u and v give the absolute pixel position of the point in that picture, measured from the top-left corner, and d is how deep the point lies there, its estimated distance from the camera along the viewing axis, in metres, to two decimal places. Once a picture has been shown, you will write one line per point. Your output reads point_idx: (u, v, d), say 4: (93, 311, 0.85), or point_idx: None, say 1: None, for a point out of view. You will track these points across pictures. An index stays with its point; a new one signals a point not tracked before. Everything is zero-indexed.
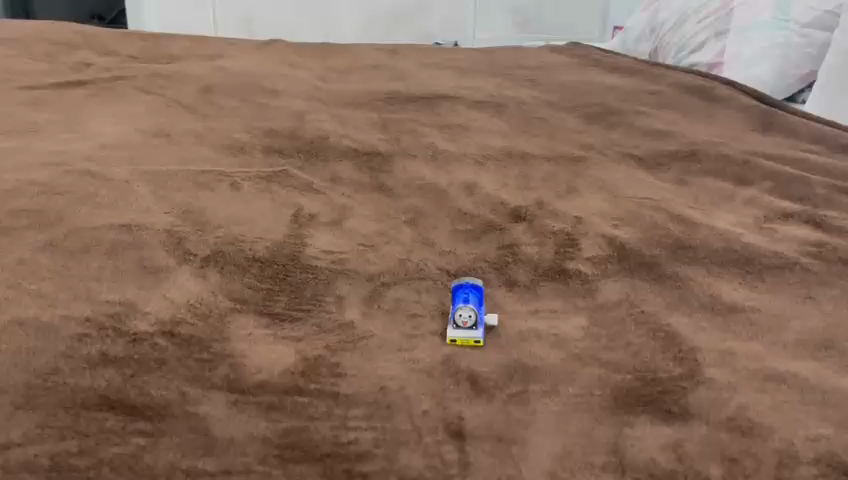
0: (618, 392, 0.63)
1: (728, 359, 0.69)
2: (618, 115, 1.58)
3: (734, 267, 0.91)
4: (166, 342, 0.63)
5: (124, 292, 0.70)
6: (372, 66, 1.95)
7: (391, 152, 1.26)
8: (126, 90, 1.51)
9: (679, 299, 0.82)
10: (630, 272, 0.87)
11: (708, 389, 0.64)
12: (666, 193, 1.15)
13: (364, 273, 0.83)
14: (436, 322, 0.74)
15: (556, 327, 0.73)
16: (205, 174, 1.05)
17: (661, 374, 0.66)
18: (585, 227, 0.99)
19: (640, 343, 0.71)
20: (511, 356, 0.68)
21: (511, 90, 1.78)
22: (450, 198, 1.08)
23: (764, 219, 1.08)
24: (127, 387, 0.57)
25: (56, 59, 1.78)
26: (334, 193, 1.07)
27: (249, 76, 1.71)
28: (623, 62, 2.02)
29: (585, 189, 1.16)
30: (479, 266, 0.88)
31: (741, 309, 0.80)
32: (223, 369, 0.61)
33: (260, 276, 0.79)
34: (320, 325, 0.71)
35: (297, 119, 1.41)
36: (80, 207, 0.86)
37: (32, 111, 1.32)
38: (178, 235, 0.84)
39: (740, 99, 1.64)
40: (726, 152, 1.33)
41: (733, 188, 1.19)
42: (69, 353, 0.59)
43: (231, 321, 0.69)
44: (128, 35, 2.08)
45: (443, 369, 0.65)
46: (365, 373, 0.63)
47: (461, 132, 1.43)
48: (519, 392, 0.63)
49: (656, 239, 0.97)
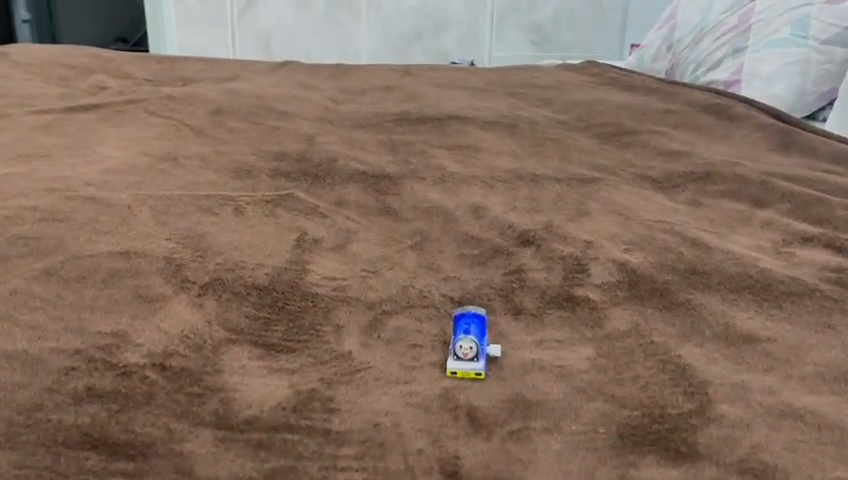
0: (623, 429, 0.60)
1: (742, 394, 0.65)
2: (631, 135, 1.55)
3: (750, 293, 0.88)
4: (155, 375, 0.62)
5: (116, 323, 0.69)
6: (385, 87, 1.94)
7: (399, 175, 1.25)
8: (137, 114, 1.51)
9: (691, 328, 0.78)
10: (640, 299, 0.84)
11: (719, 426, 0.61)
12: (680, 216, 1.12)
13: (366, 301, 0.81)
14: (437, 352, 0.71)
15: (561, 358, 0.71)
16: (208, 198, 1.04)
17: (670, 410, 0.63)
18: (595, 252, 0.97)
19: (648, 375, 0.68)
20: (513, 389, 0.65)
21: (523, 110, 1.76)
22: (457, 222, 1.06)
23: (782, 242, 1.04)
24: (112, 424, 0.56)
25: (71, 83, 1.79)
26: (339, 217, 1.05)
27: (260, 98, 1.71)
28: (639, 81, 2.00)
29: (597, 212, 1.13)
30: (484, 293, 0.85)
31: (756, 339, 0.76)
32: (212, 404, 0.59)
33: (258, 304, 0.77)
34: (317, 355, 0.69)
35: (305, 141, 1.40)
36: (80, 234, 0.86)
37: (41, 135, 1.32)
38: (177, 262, 0.82)
39: (758, 118, 1.61)
40: (742, 172, 1.29)
41: (750, 210, 1.16)
42: (55, 388, 0.58)
43: (224, 353, 0.67)
44: (143, 58, 2.09)
45: (440, 403, 0.63)
46: (359, 408, 0.61)
47: (471, 154, 1.41)
48: (519, 429, 0.60)
49: (668, 264, 0.94)
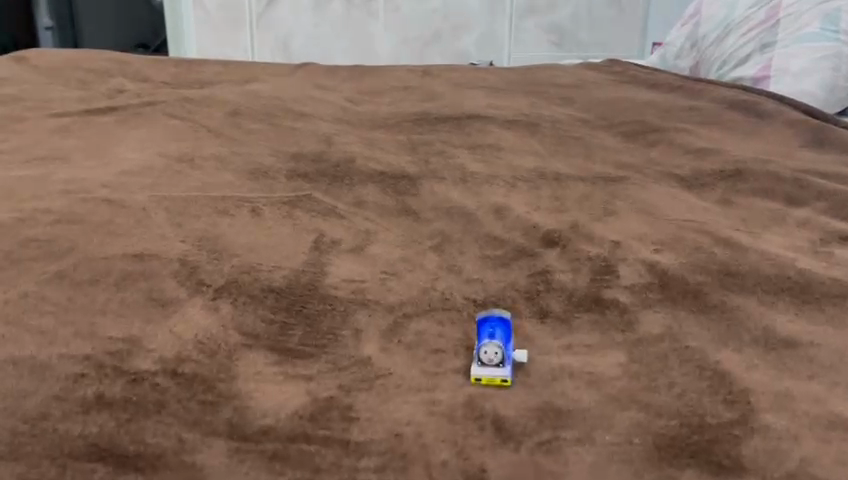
0: (660, 440, 0.57)
1: (785, 402, 0.62)
2: (657, 133, 1.51)
3: (788, 295, 0.84)
4: (167, 382, 0.59)
5: (128, 328, 0.66)
6: (404, 87, 1.92)
7: (419, 175, 1.22)
8: (154, 115, 1.50)
9: (727, 332, 0.75)
10: (673, 301, 0.81)
11: (764, 438, 0.57)
12: (711, 216, 1.08)
13: (386, 304, 0.78)
14: (460, 358, 0.68)
15: (591, 364, 0.67)
16: (225, 200, 1.02)
17: (709, 420, 0.59)
18: (623, 252, 0.93)
19: (685, 382, 0.64)
20: (541, 397, 0.62)
21: (545, 109, 1.72)
22: (478, 222, 1.03)
23: (819, 242, 1.00)
24: (121, 434, 0.54)
25: (90, 86, 1.79)
26: (357, 218, 1.03)
27: (278, 100, 1.69)
28: (663, 78, 1.95)
29: (623, 211, 1.09)
30: (509, 295, 0.82)
31: (798, 344, 0.72)
32: (226, 412, 0.57)
33: (275, 307, 0.74)
34: (335, 361, 0.66)
35: (324, 142, 1.38)
36: (93, 236, 0.84)
37: (59, 138, 1.31)
38: (192, 264, 0.80)
39: (788, 114, 1.56)
40: (775, 170, 1.25)
41: (784, 208, 1.11)
42: (63, 396, 0.56)
43: (239, 359, 0.64)
44: (162, 61, 2.09)
45: (465, 412, 0.59)
46: (379, 417, 0.58)
47: (493, 153, 1.38)
48: (549, 439, 0.57)
49: (701, 265, 0.90)
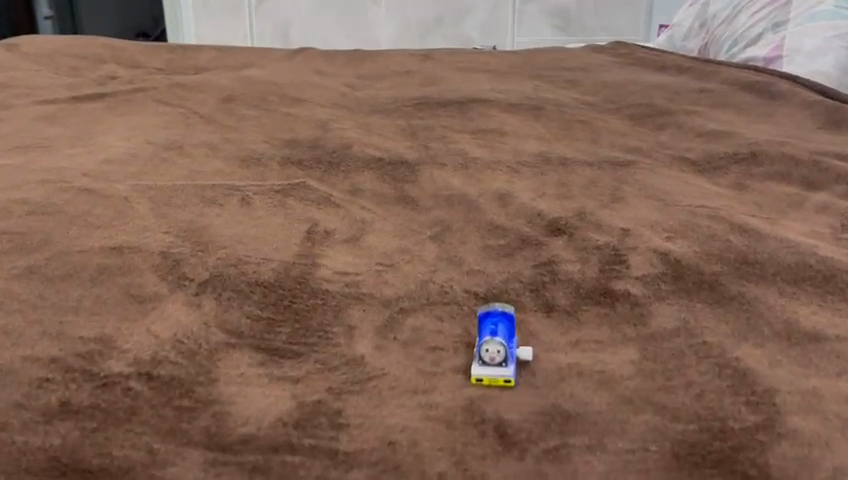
0: (679, 447, 0.52)
1: (814, 403, 0.57)
2: (666, 116, 1.45)
3: (811, 285, 0.78)
4: (141, 386, 0.55)
5: (101, 326, 0.62)
6: (404, 72, 1.86)
7: (418, 161, 1.17)
8: (144, 102, 1.45)
9: (748, 325, 0.69)
10: (688, 293, 0.76)
11: (792, 444, 0.52)
12: (724, 201, 1.03)
13: (381, 298, 0.73)
14: (460, 356, 0.64)
15: (601, 362, 0.62)
16: (214, 188, 0.97)
17: (732, 424, 0.54)
18: (633, 241, 0.88)
19: (703, 381, 0.59)
20: (548, 399, 0.57)
21: (550, 92, 1.67)
22: (480, 210, 0.98)
23: (840, 228, 0.94)
24: (85, 445, 0.50)
25: (81, 73, 1.73)
26: (353, 206, 0.97)
27: (274, 85, 1.64)
28: (671, 60, 1.89)
29: (632, 197, 1.04)
30: (512, 287, 0.77)
31: (824, 338, 0.67)
32: (203, 420, 0.52)
33: (262, 303, 0.70)
34: (325, 361, 0.61)
35: (319, 128, 1.33)
36: (70, 228, 0.79)
37: (44, 125, 1.26)
38: (175, 257, 0.75)
39: (803, 95, 1.50)
40: (791, 152, 1.19)
41: (802, 193, 1.06)
42: (25, 404, 0.52)
43: (221, 359, 0.60)
44: (156, 47, 2.03)
45: (465, 416, 0.55)
46: (371, 424, 0.53)
47: (495, 138, 1.33)
48: (556, 447, 0.52)
49: (716, 254, 0.85)
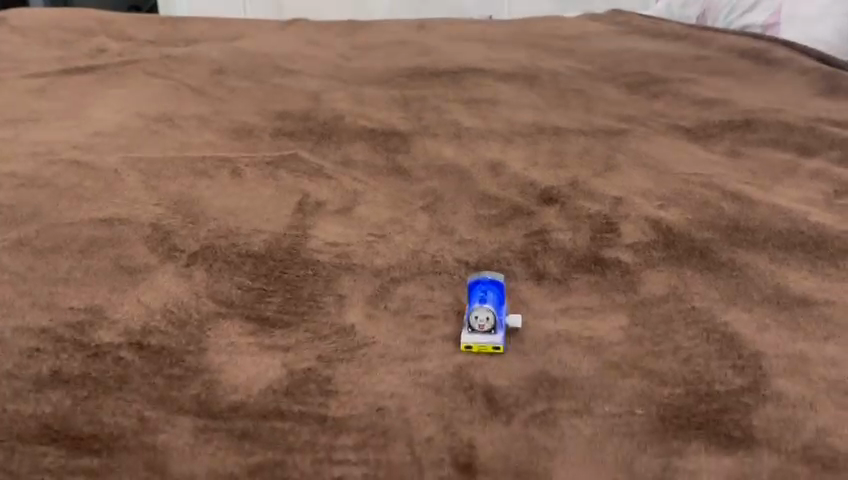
0: (664, 410, 0.53)
1: (800, 366, 0.57)
2: (661, 84, 1.45)
3: (802, 251, 0.78)
4: (131, 356, 0.55)
5: (91, 297, 0.62)
6: (399, 42, 1.84)
7: (411, 132, 1.16)
8: (135, 74, 1.43)
9: (737, 291, 0.70)
10: (678, 260, 0.76)
11: (777, 406, 0.53)
12: (718, 169, 1.02)
13: (372, 268, 0.73)
14: (450, 325, 0.64)
15: (590, 329, 0.63)
16: (204, 161, 0.97)
17: (718, 387, 0.54)
18: (625, 209, 0.88)
19: (691, 346, 0.59)
20: (536, 365, 0.58)
21: (545, 61, 1.65)
22: (473, 180, 0.98)
23: (834, 194, 0.94)
24: (76, 413, 0.50)
25: (72, 46, 1.72)
26: (345, 177, 0.97)
27: (266, 57, 1.62)
28: (668, 28, 1.87)
29: (626, 165, 1.04)
30: (504, 256, 0.77)
31: (812, 303, 0.68)
32: (193, 388, 0.53)
33: (253, 274, 0.70)
34: (316, 330, 0.61)
35: (312, 100, 1.32)
36: (60, 200, 0.78)
37: (34, 99, 1.25)
38: (165, 229, 0.75)
39: (800, 61, 1.50)
40: (785, 119, 1.18)
41: (796, 159, 1.05)
42: (16, 373, 0.53)
43: (211, 329, 0.60)
44: (147, 19, 2.00)
45: (453, 383, 0.55)
46: (360, 390, 0.54)
47: (489, 107, 1.32)
48: (543, 411, 0.53)
49: (708, 222, 0.85)
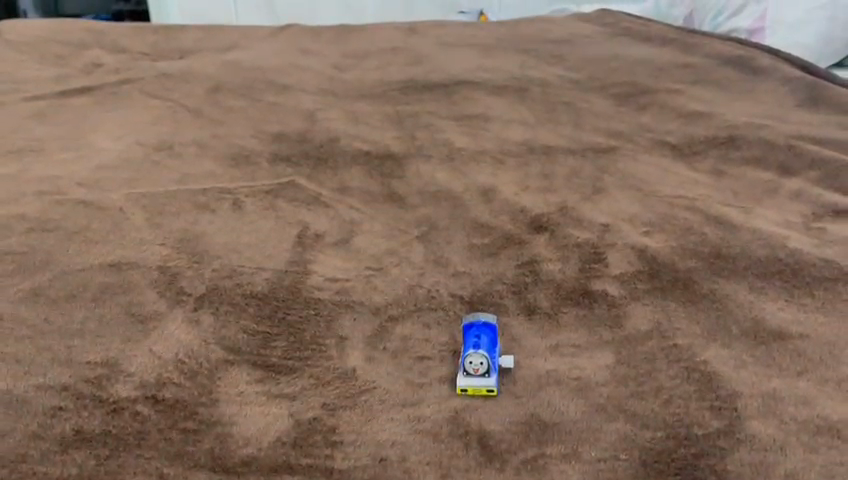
0: (646, 454, 0.57)
1: (774, 406, 0.61)
2: (649, 95, 1.48)
3: (780, 280, 0.82)
4: (148, 410, 0.59)
5: (106, 349, 0.66)
6: (391, 49, 1.86)
7: (405, 153, 1.19)
8: (132, 95, 1.45)
9: (717, 324, 0.74)
10: (662, 291, 0.80)
11: (750, 450, 0.57)
12: (702, 190, 1.06)
13: (370, 306, 0.77)
14: (446, 366, 0.68)
15: (578, 368, 0.67)
16: (205, 193, 1.00)
17: (696, 430, 0.59)
18: (613, 236, 0.92)
19: (673, 387, 0.64)
20: (527, 408, 0.62)
21: (535, 70, 1.68)
22: (466, 207, 1.01)
23: (812, 217, 0.98)
24: (100, 472, 0.54)
25: (66, 61, 1.73)
26: (342, 206, 1.00)
27: (260, 70, 1.64)
28: (656, 30, 1.89)
29: (613, 187, 1.07)
30: (496, 289, 0.81)
31: (787, 336, 0.72)
32: (208, 443, 0.57)
33: (257, 316, 0.73)
34: (319, 376, 0.65)
35: (307, 119, 1.34)
36: (70, 245, 0.82)
37: (34, 125, 1.28)
38: (172, 271, 0.79)
39: (784, 70, 1.53)
40: (768, 135, 1.22)
41: (777, 179, 1.09)
42: (42, 433, 0.56)
43: (221, 378, 0.64)
44: (140, 28, 2.02)
45: (450, 429, 0.59)
46: (363, 440, 0.58)
47: (481, 124, 1.35)
48: (534, 457, 0.57)
49: (692, 249, 0.89)
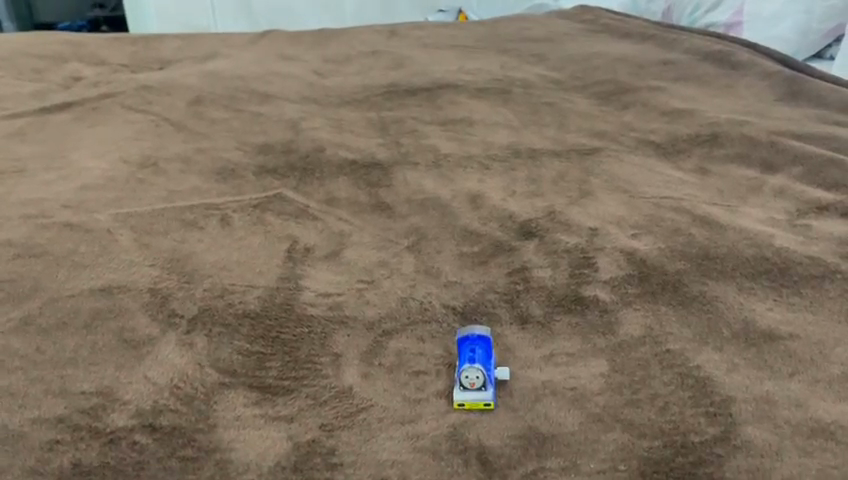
0: (645, 464, 0.57)
1: (767, 410, 0.62)
2: (631, 93, 1.49)
3: (767, 279, 0.83)
4: (146, 439, 0.59)
5: (100, 377, 0.66)
6: (371, 53, 1.85)
7: (391, 162, 1.19)
8: (113, 110, 1.44)
9: (708, 328, 0.74)
10: (653, 295, 0.80)
11: (747, 456, 0.58)
12: (687, 189, 1.07)
13: (364, 321, 0.76)
14: (442, 379, 0.68)
15: (573, 377, 0.67)
16: (192, 209, 0.99)
17: (693, 438, 0.60)
18: (602, 241, 0.92)
19: (667, 394, 0.64)
20: (525, 421, 0.62)
21: (517, 70, 1.68)
22: (455, 215, 1.01)
23: (796, 213, 0.99)
24: None
25: (44, 76, 1.71)
26: (330, 218, 1.00)
27: (241, 79, 1.63)
28: (635, 26, 1.90)
29: (600, 190, 1.08)
30: (488, 299, 0.81)
31: (777, 337, 0.73)
32: (208, 470, 0.57)
33: (250, 336, 0.73)
34: (315, 395, 0.65)
35: (291, 130, 1.34)
36: (58, 271, 0.81)
37: (14, 144, 1.26)
38: (163, 293, 0.78)
39: (763, 63, 1.54)
40: (750, 132, 1.23)
41: (760, 177, 1.10)
42: (40, 469, 0.56)
43: (217, 402, 0.64)
44: (118, 39, 2.00)
45: (449, 445, 0.60)
46: (363, 460, 0.58)
47: (465, 128, 1.35)
48: (534, 471, 0.57)
49: (679, 251, 0.89)
